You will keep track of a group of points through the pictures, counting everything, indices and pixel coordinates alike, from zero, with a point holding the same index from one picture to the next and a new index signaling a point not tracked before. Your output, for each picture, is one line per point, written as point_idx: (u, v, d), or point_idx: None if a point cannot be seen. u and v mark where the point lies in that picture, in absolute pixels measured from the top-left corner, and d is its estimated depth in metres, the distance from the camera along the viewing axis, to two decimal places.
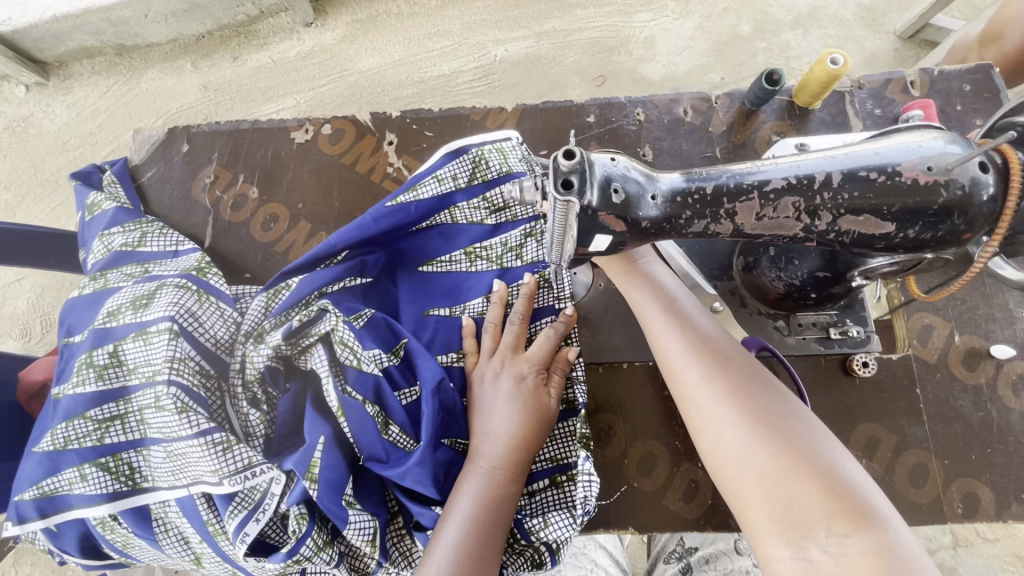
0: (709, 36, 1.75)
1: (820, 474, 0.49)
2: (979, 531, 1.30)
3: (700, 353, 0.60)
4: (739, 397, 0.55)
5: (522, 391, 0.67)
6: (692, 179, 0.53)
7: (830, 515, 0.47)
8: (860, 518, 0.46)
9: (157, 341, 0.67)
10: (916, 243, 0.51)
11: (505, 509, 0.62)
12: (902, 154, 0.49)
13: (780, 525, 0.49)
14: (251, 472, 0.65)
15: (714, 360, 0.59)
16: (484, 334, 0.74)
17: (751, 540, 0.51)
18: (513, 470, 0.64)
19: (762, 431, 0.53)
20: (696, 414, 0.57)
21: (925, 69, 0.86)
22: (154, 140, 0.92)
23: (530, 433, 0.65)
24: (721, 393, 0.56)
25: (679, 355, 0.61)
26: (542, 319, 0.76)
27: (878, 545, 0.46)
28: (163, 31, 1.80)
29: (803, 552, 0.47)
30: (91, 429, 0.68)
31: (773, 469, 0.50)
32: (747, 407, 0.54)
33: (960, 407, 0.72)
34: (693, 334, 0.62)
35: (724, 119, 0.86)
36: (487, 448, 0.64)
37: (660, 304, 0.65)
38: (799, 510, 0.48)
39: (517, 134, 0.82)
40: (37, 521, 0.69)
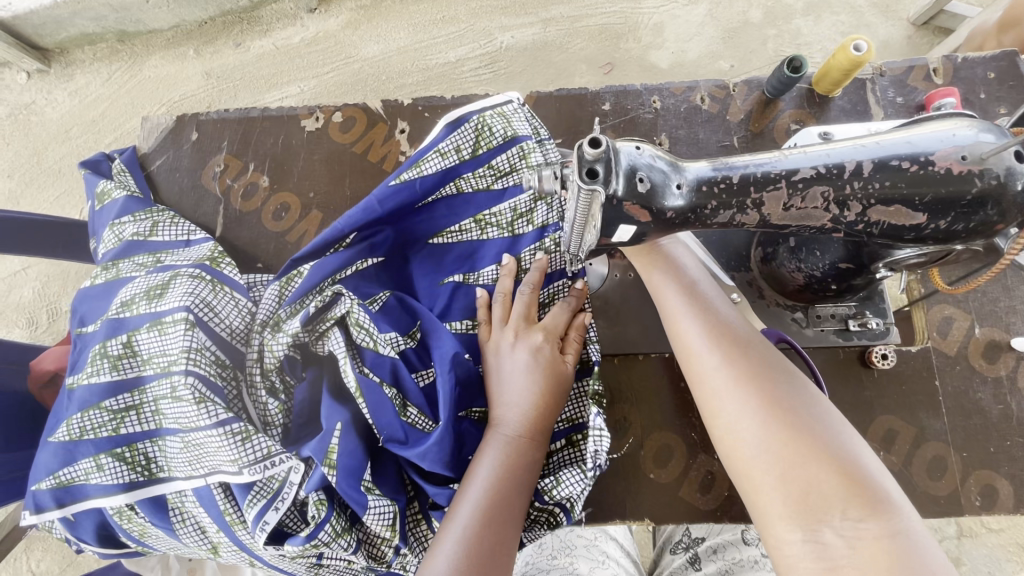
0: (718, 22, 1.73)
1: (837, 463, 0.49)
2: (983, 521, 1.31)
3: (718, 340, 0.58)
4: (757, 384, 0.54)
5: (540, 362, 0.67)
6: (719, 168, 0.52)
7: (845, 501, 0.47)
8: (874, 505, 0.47)
9: (173, 331, 0.67)
10: (947, 235, 0.50)
11: (519, 490, 0.61)
12: (935, 142, 0.48)
13: (794, 509, 0.48)
14: (270, 462, 0.64)
15: (735, 346, 0.58)
16: (495, 304, 0.73)
17: (759, 523, 0.51)
18: (528, 452, 0.63)
19: (781, 418, 0.52)
20: (713, 400, 0.56)
21: (948, 56, 0.84)
22: (162, 128, 0.91)
23: (548, 404, 0.65)
24: (739, 378, 0.55)
25: (699, 341, 0.59)
26: (553, 282, 0.76)
27: (888, 531, 0.46)
28: (165, 16, 1.77)
29: (816, 536, 0.47)
30: (106, 420, 0.68)
31: (789, 455, 0.50)
32: (764, 393, 0.54)
33: (980, 400, 0.71)
34: (712, 321, 0.60)
35: (742, 107, 0.84)
36: (506, 423, 0.64)
37: (680, 291, 0.64)
38: (816, 496, 0.48)
39: (518, 97, 0.80)
40: (54, 511, 0.69)
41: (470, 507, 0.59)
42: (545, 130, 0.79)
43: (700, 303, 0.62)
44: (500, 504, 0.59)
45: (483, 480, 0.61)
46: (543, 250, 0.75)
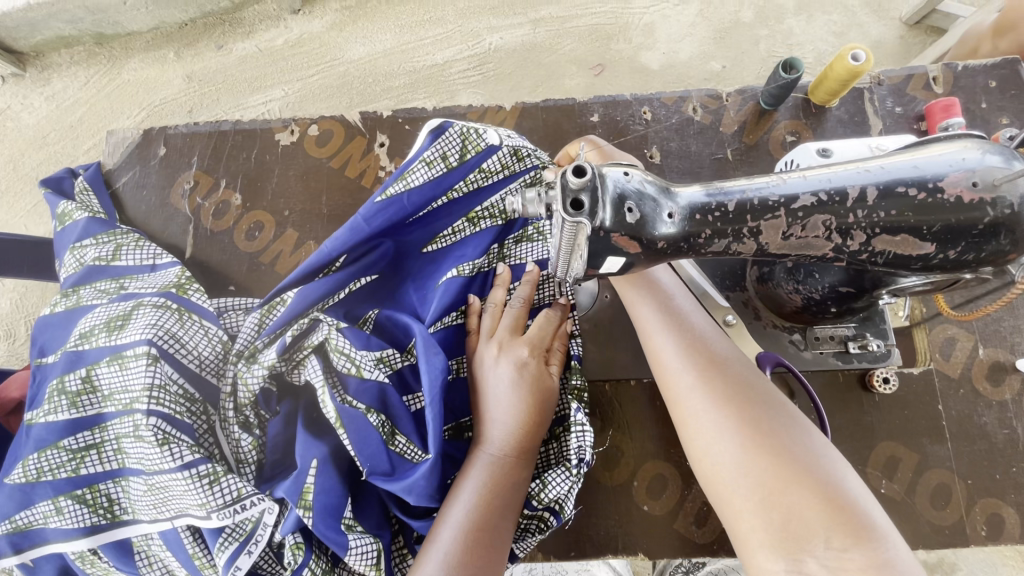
0: (710, 23, 1.70)
1: (818, 488, 0.46)
2: None
3: (697, 359, 0.56)
4: (738, 407, 0.51)
5: (529, 381, 0.63)
6: (714, 192, 0.48)
7: (829, 529, 0.44)
8: (860, 533, 0.43)
9: (134, 366, 0.62)
10: (957, 264, 0.47)
11: (501, 518, 0.57)
12: (943, 167, 0.44)
13: (774, 537, 0.45)
14: (241, 505, 0.60)
15: (714, 365, 0.55)
16: (485, 315, 0.69)
17: (741, 553, 0.47)
18: (508, 476, 0.59)
19: (761, 440, 0.49)
20: (690, 420, 0.53)
21: (948, 64, 0.81)
22: (129, 143, 0.86)
23: (536, 421, 0.61)
24: (716, 397, 0.52)
25: (677, 359, 0.57)
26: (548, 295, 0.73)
27: (876, 562, 0.42)
28: (143, 18, 1.72)
29: (799, 567, 0.43)
30: (65, 460, 0.64)
31: (767, 480, 0.47)
32: (741, 415, 0.51)
33: (984, 425, 0.68)
34: (691, 338, 0.57)
35: (735, 118, 0.81)
36: (492, 442, 0.61)
37: (659, 306, 0.61)
38: (797, 524, 0.44)
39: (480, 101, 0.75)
40: (11, 557, 0.64)
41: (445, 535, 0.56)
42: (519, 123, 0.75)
43: (679, 319, 0.59)
44: (476, 527, 0.56)
45: (460, 505, 0.57)
46: (526, 238, 0.74)
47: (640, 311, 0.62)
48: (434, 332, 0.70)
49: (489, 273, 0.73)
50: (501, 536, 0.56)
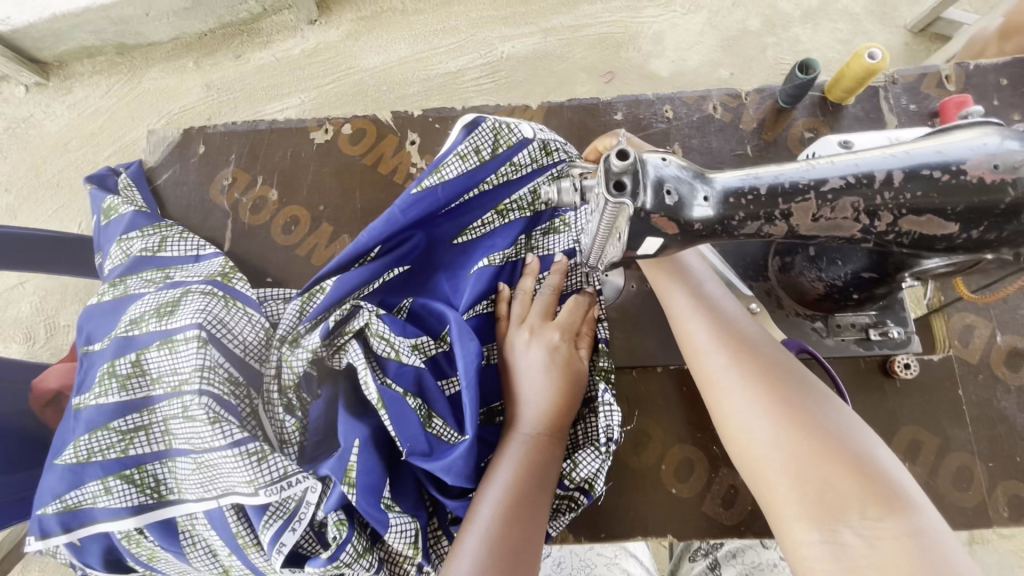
0: (718, 31, 1.74)
1: (849, 463, 0.48)
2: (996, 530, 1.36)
3: (727, 342, 0.58)
4: (770, 385, 0.54)
5: (557, 362, 0.65)
6: (747, 179, 0.51)
7: (863, 500, 0.46)
8: (894, 504, 0.45)
9: (185, 349, 0.65)
10: (979, 244, 0.49)
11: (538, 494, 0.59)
12: (966, 151, 0.47)
13: (809, 509, 0.47)
14: (287, 483, 0.62)
15: (744, 347, 0.57)
16: (515, 301, 0.71)
17: (775, 526, 0.50)
18: (546, 456, 0.61)
19: (793, 417, 0.51)
20: (723, 400, 0.55)
21: (960, 63, 0.84)
22: (169, 142, 0.90)
23: (567, 400, 0.64)
24: (747, 377, 0.55)
25: (708, 344, 0.59)
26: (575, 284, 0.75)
27: (910, 531, 0.44)
28: (165, 29, 1.78)
29: (834, 537, 0.45)
30: (114, 441, 0.66)
31: (801, 455, 0.49)
32: (774, 393, 0.53)
33: (1004, 409, 0.70)
34: (720, 323, 0.60)
35: (754, 116, 0.84)
36: (525, 422, 0.63)
37: (688, 292, 0.63)
38: (830, 496, 0.47)
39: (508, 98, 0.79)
40: (60, 535, 0.66)
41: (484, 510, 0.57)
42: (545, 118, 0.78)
43: (708, 304, 0.62)
44: (514, 504, 0.57)
45: (497, 483, 0.59)
46: (554, 229, 0.76)
47: (670, 297, 0.64)
48: (467, 318, 0.73)
49: (517, 262, 0.76)
50: (538, 515, 0.58)
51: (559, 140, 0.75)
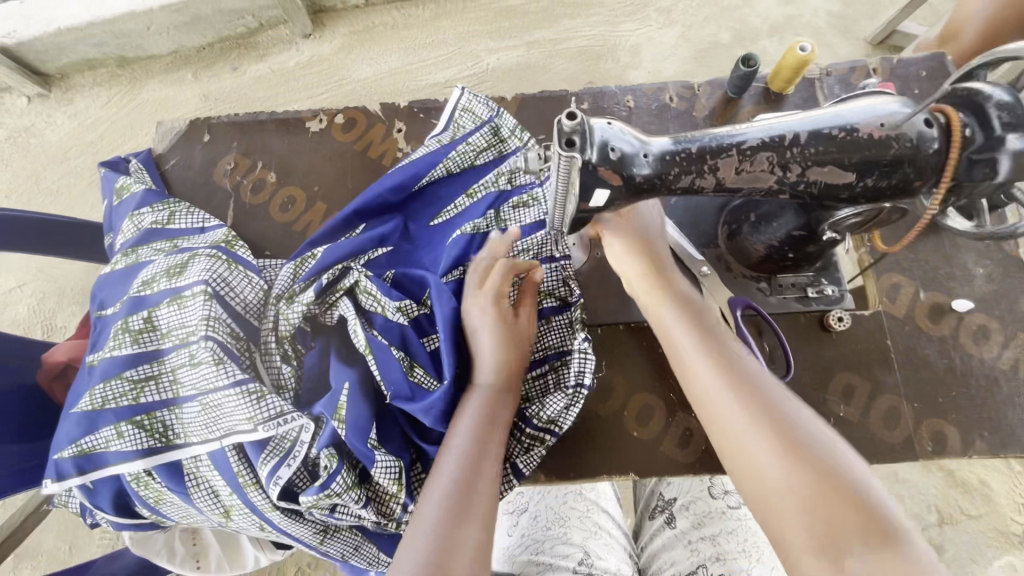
0: (691, 43, 1.86)
1: (810, 452, 0.53)
2: (963, 508, 1.46)
3: (700, 338, 0.63)
4: (771, 415, 0.56)
5: (513, 340, 0.72)
6: (680, 141, 0.60)
7: (866, 531, 0.48)
8: (893, 536, 0.47)
9: (192, 304, 0.72)
10: (875, 192, 0.59)
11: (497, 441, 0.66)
12: (859, 113, 0.56)
13: (817, 539, 0.48)
14: (283, 420, 0.69)
15: (714, 345, 0.63)
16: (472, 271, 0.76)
17: (780, 553, 0.51)
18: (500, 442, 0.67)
19: (758, 411, 0.56)
20: (727, 429, 0.57)
21: (886, 58, 0.94)
22: (176, 132, 0.98)
23: (514, 358, 0.72)
24: (751, 408, 0.56)
25: (684, 340, 0.65)
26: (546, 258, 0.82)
27: (912, 561, 0.46)
28: (166, 43, 1.88)
29: (842, 567, 0.46)
30: (126, 389, 0.73)
31: (811, 486, 0.50)
32: (775, 424, 0.55)
33: (926, 355, 0.79)
34: (694, 322, 0.65)
35: (706, 105, 0.94)
36: (479, 403, 0.69)
37: (666, 291, 0.69)
38: (792, 480, 0.51)
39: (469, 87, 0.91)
40: (75, 478, 0.73)
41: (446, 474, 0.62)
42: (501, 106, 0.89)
43: (684, 304, 0.68)
44: (470, 472, 0.62)
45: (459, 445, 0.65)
46: (523, 204, 0.83)
47: (649, 296, 0.69)
48: (446, 282, 0.80)
49: (488, 234, 0.82)
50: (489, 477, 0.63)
51: (510, 127, 0.87)
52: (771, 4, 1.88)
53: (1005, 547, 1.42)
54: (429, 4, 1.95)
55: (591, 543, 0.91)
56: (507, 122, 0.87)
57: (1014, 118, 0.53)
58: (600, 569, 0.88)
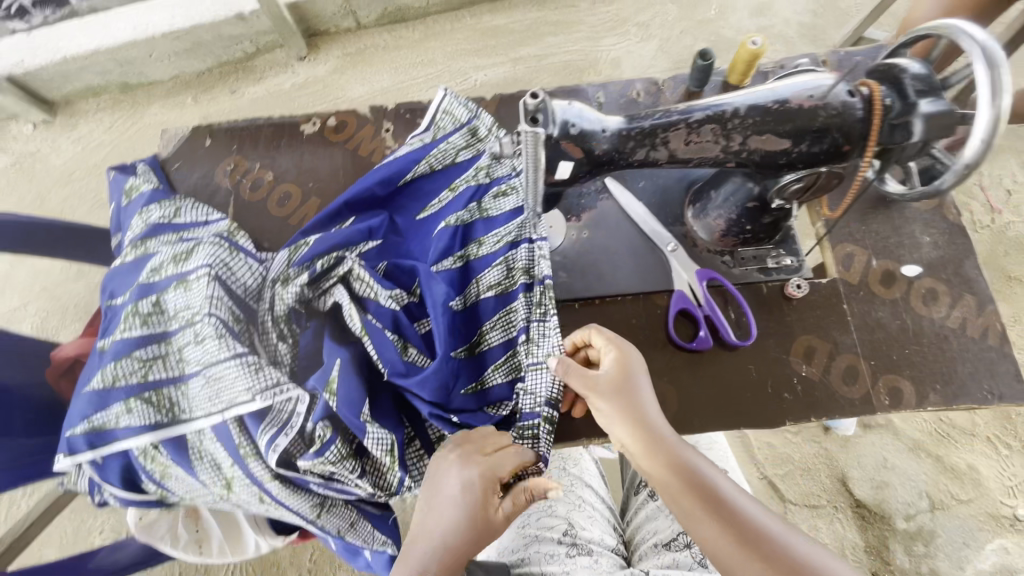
0: (668, 55, 1.96)
1: (743, 528, 0.59)
2: (953, 494, 1.49)
3: (643, 434, 0.66)
4: (685, 470, 0.63)
5: (480, 449, 0.70)
6: (634, 119, 0.67)
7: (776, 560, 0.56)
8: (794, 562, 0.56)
9: (196, 286, 0.78)
10: (810, 156, 0.66)
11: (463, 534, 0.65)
12: (789, 88, 0.64)
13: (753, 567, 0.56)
14: (279, 390, 0.74)
15: (653, 433, 0.66)
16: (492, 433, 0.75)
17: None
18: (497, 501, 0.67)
19: (700, 504, 0.61)
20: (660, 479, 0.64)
21: (833, 52, 1.02)
22: (180, 138, 1.05)
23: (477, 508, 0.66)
24: (671, 465, 0.63)
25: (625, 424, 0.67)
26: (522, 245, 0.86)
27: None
28: (166, 68, 1.98)
29: None
30: (135, 368, 0.78)
31: (729, 526, 0.59)
32: (689, 476, 0.63)
33: (881, 317, 0.85)
34: (634, 406, 0.67)
35: (671, 98, 1.01)
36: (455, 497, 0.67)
37: (610, 372, 0.69)
38: (729, 550, 0.58)
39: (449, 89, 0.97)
40: (87, 452, 0.77)
41: (425, 544, 0.65)
42: (478, 107, 0.95)
43: (626, 387, 0.68)
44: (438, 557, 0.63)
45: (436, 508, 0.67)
46: (502, 193, 0.90)
47: (597, 394, 0.69)
48: (436, 271, 0.85)
49: (471, 223, 0.88)
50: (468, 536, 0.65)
51: (487, 126, 0.94)
52: (743, 17, 1.99)
53: (995, 529, 1.45)
54: (418, 26, 2.06)
55: (574, 515, 0.95)
56: (483, 123, 0.94)
57: (925, 86, 0.61)
58: (584, 539, 0.92)
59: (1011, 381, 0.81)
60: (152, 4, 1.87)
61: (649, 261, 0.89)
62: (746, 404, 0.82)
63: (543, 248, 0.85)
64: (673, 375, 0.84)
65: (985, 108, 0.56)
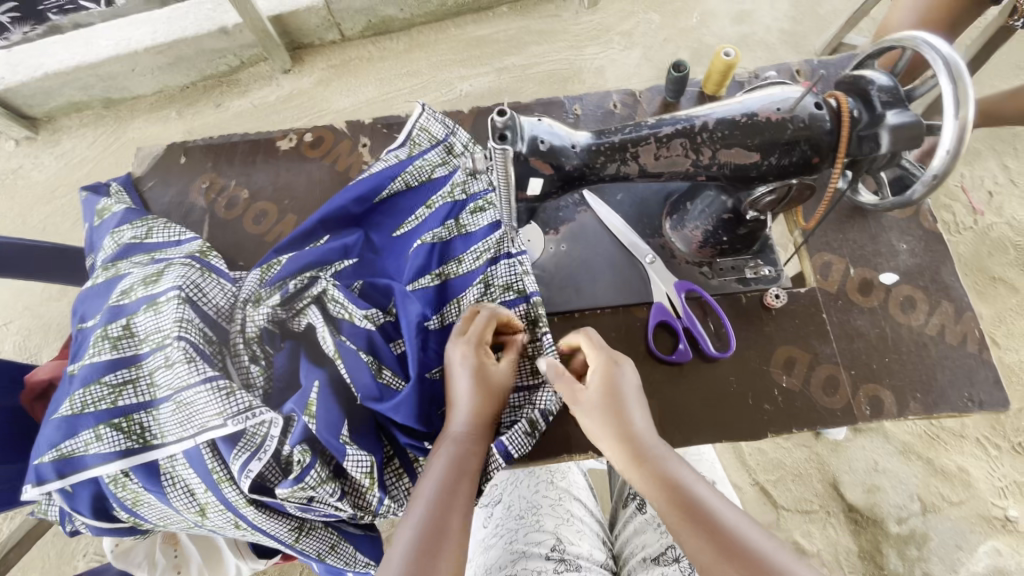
0: (652, 63, 1.98)
1: (726, 542, 0.56)
2: (945, 497, 1.48)
3: (628, 448, 0.65)
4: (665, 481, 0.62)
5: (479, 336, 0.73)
6: (603, 134, 0.67)
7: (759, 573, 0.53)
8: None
9: (167, 308, 0.77)
10: (781, 169, 0.65)
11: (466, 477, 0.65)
12: (758, 102, 0.64)
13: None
14: (251, 414, 0.72)
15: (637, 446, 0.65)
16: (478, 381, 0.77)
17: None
18: (487, 415, 0.70)
19: (683, 518, 0.59)
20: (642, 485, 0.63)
21: (808, 61, 1.03)
22: (154, 156, 1.04)
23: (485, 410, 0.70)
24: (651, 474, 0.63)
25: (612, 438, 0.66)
26: (503, 260, 0.86)
27: None
28: (149, 83, 1.97)
29: None
30: (105, 393, 0.77)
31: (709, 538, 0.56)
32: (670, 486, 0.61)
33: (859, 326, 0.85)
34: (617, 409, 0.67)
35: (648, 110, 1.01)
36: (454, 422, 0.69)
37: (596, 386, 0.69)
38: (711, 564, 0.55)
39: (427, 104, 0.96)
40: (55, 481, 0.75)
41: (419, 511, 0.60)
42: (455, 122, 0.95)
43: (613, 400, 0.67)
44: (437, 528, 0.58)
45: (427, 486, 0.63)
46: (479, 209, 0.89)
47: (584, 409, 0.69)
48: (412, 290, 0.84)
49: (448, 241, 0.88)
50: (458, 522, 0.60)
51: (463, 143, 0.94)
52: (726, 24, 2.01)
53: (988, 531, 1.44)
54: (403, 37, 2.06)
55: (562, 529, 0.94)
56: (459, 139, 0.94)
57: (892, 98, 0.61)
58: (572, 554, 0.90)
59: (990, 388, 0.81)
60: (133, 19, 1.86)
61: (628, 274, 0.88)
62: (727, 417, 0.81)
63: (525, 263, 0.85)
64: (653, 389, 0.84)
65: (951, 120, 0.57)
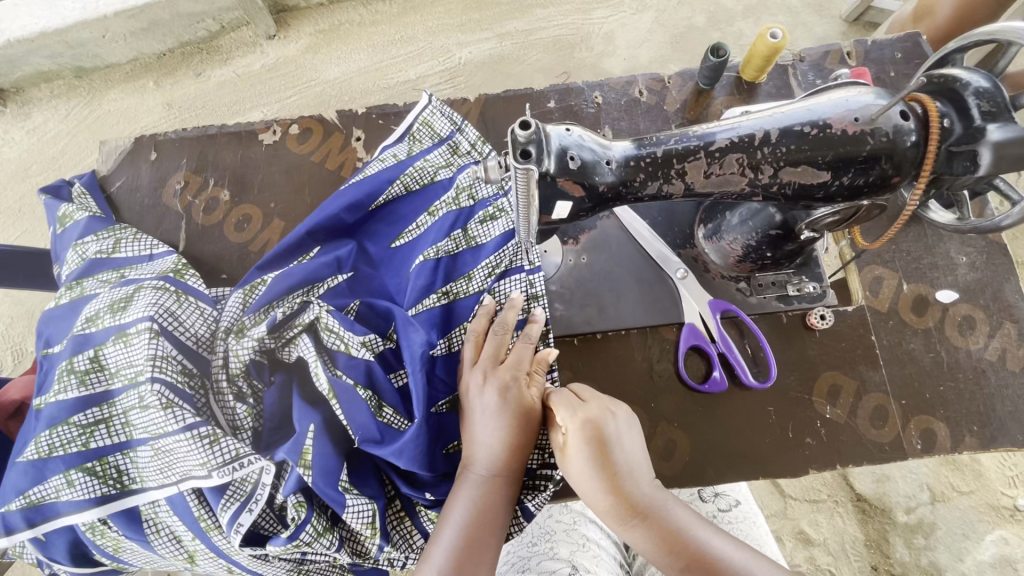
0: (666, 28, 1.81)
1: None
2: (954, 485, 1.39)
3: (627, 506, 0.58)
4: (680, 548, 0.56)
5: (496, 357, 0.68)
6: (643, 145, 0.56)
7: None
8: None
9: (137, 341, 0.68)
10: (852, 190, 0.56)
11: (487, 535, 0.60)
12: (832, 108, 0.53)
13: None
14: (239, 464, 0.65)
15: (636, 500, 0.58)
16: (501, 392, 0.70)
17: None
18: (512, 450, 0.63)
19: None
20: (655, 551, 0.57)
21: (859, 41, 0.91)
22: (122, 151, 0.93)
23: (519, 441, 0.63)
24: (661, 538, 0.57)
25: (607, 492, 0.58)
26: (511, 278, 0.77)
27: None
28: (122, 50, 1.80)
29: None
30: (75, 435, 0.68)
31: None
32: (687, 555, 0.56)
33: (912, 350, 0.77)
34: (615, 467, 0.59)
35: (677, 98, 0.90)
36: (477, 461, 0.63)
37: (584, 443, 0.59)
38: None
39: (432, 95, 0.86)
40: (26, 531, 0.68)
41: None
42: (461, 118, 0.85)
43: (601, 448, 0.59)
44: None
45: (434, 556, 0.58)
46: (490, 217, 0.79)
47: (574, 460, 0.60)
48: (413, 314, 0.75)
49: (454, 255, 0.78)
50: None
51: (470, 142, 0.84)
52: None
53: (995, 521, 1.35)
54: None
55: (578, 557, 0.88)
56: (465, 138, 0.84)
57: (994, 107, 0.50)
58: None
59: None
60: None
61: (656, 291, 0.79)
62: (765, 450, 0.74)
63: (538, 281, 0.77)
64: (684, 419, 0.76)
65: None
